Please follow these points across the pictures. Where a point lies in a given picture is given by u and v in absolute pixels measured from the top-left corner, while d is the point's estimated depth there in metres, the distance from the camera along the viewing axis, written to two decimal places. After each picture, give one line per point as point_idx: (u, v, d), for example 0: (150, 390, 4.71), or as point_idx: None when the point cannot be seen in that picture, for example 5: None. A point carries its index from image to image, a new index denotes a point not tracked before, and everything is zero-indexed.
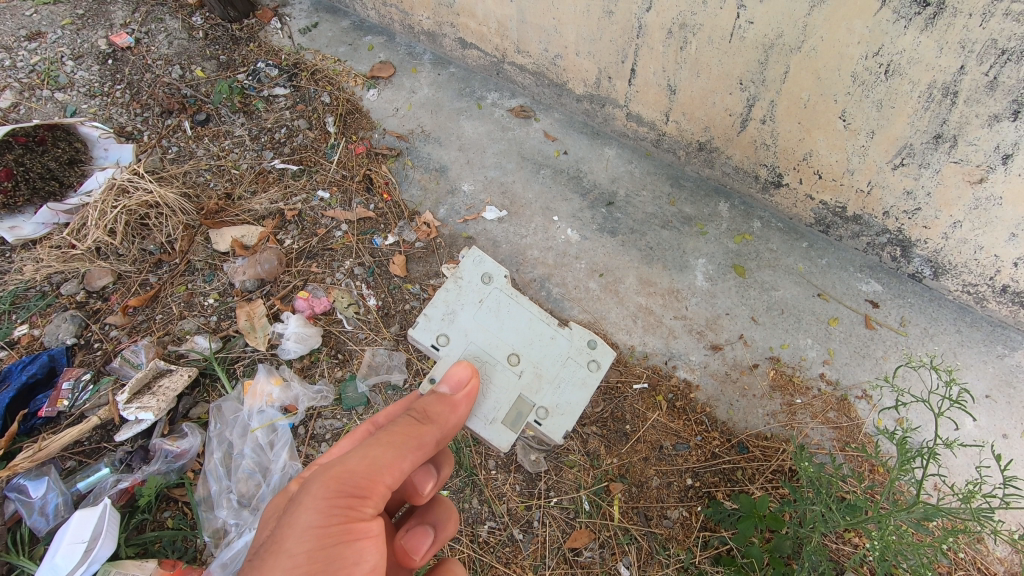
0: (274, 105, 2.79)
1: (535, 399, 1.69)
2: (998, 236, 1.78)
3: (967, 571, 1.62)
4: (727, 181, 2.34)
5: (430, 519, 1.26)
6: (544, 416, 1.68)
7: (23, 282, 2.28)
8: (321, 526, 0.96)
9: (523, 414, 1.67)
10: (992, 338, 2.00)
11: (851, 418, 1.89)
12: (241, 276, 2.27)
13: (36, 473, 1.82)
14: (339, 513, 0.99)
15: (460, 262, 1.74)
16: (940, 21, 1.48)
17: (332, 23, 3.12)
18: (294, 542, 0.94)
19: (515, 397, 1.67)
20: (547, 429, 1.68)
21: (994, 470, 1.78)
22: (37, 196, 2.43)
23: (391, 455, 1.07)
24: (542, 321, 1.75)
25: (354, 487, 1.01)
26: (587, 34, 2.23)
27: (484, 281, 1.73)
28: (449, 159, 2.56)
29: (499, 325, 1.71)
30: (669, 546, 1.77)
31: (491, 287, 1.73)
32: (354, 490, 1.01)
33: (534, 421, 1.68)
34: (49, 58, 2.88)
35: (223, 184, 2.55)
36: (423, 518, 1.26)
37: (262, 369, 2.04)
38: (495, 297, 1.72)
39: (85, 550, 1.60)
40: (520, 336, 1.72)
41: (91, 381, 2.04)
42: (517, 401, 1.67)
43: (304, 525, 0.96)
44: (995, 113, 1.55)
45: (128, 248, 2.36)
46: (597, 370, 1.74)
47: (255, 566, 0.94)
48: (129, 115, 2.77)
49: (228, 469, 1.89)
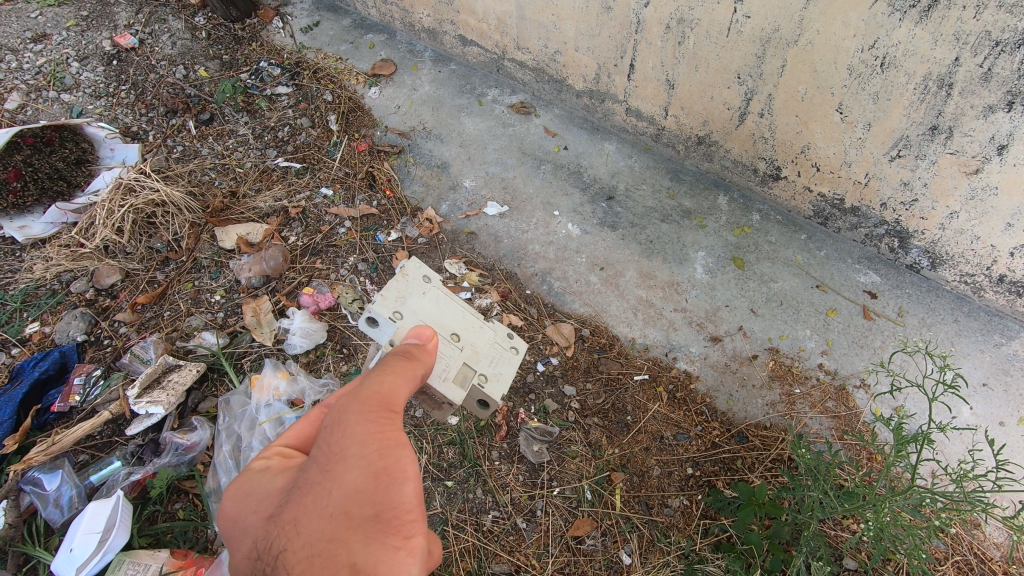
0: (277, 104, 2.81)
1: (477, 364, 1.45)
2: (994, 227, 1.79)
3: (963, 555, 1.64)
4: (726, 174, 2.35)
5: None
6: (491, 388, 1.45)
7: (34, 281, 2.32)
8: (376, 434, 0.80)
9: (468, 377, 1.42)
10: (990, 327, 2.01)
11: (849, 408, 1.91)
12: (247, 273, 2.30)
13: (50, 467, 1.86)
14: (387, 439, 0.80)
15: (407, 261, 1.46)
16: (935, 14, 1.50)
17: (334, 21, 3.16)
18: (357, 449, 0.76)
19: (460, 364, 1.42)
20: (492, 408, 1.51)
21: (987, 453, 1.81)
22: (46, 196, 2.48)
23: (408, 393, 0.96)
24: (452, 293, 1.48)
25: (389, 402, 0.88)
26: (586, 29, 2.25)
27: (427, 274, 1.46)
28: (450, 156, 2.59)
29: (430, 307, 1.43)
30: (670, 534, 1.79)
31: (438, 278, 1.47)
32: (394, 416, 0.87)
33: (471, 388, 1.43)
34: (55, 60, 2.92)
35: (227, 182, 2.59)
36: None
37: (268, 365, 2.05)
38: (413, 282, 1.44)
39: (100, 541, 1.64)
40: (451, 311, 1.46)
41: (102, 377, 2.09)
42: (461, 369, 1.42)
43: (355, 456, 0.75)
44: (990, 104, 1.57)
45: (136, 246, 2.40)
46: (523, 353, 1.55)
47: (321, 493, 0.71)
48: (134, 115, 2.80)
49: (237, 462, 1.91)
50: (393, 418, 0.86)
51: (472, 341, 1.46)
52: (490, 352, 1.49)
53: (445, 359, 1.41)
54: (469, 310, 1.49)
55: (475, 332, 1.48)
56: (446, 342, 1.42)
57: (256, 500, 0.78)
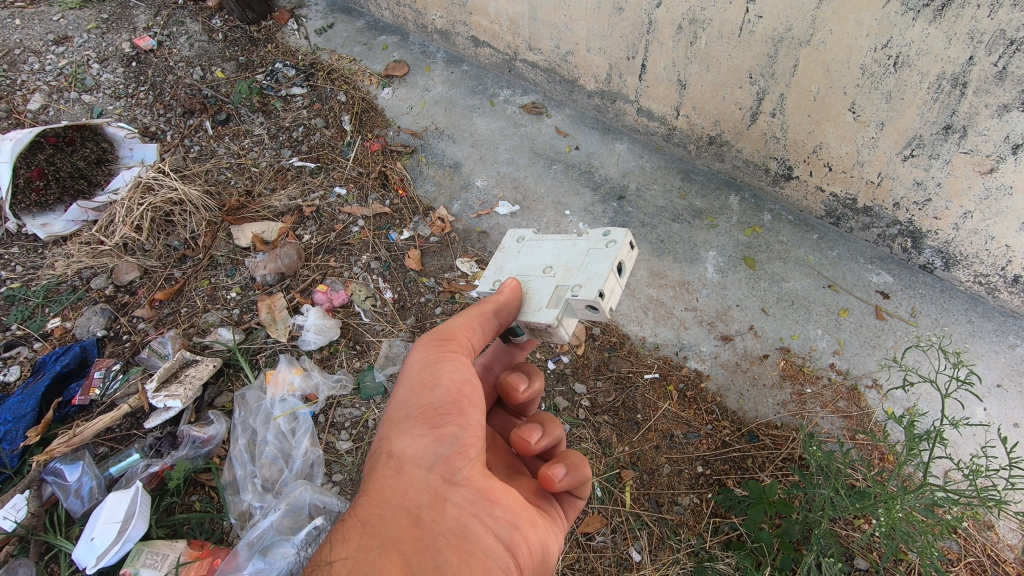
0: (291, 104, 2.85)
1: (568, 282, 1.24)
2: (1009, 226, 1.78)
3: (977, 556, 1.63)
4: (738, 174, 2.35)
5: (537, 419, 1.28)
6: (587, 291, 1.18)
7: (55, 277, 2.38)
8: (422, 357, 1.15)
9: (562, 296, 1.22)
10: (1005, 328, 2.00)
11: (861, 408, 1.90)
12: (262, 270, 2.34)
13: (72, 458, 1.90)
14: (430, 360, 1.14)
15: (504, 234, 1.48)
16: (949, 13, 1.51)
17: (348, 23, 3.20)
18: (409, 371, 1.15)
19: (553, 288, 1.25)
20: (607, 310, 1.18)
21: (1000, 451, 1.79)
22: (67, 195, 2.53)
23: (479, 323, 1.20)
24: (545, 236, 1.38)
25: (443, 332, 1.18)
26: (598, 30, 2.27)
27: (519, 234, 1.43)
28: (462, 155, 2.62)
29: (524, 259, 1.36)
30: (680, 532, 1.80)
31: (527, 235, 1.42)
32: (448, 347, 1.16)
33: (571, 301, 1.20)
34: (76, 61, 2.98)
35: (243, 182, 2.63)
36: (534, 418, 1.28)
37: (283, 360, 2.10)
38: (508, 248, 1.42)
39: (120, 531, 1.68)
40: (545, 251, 1.35)
41: (121, 371, 2.12)
42: (554, 292, 1.24)
43: (404, 380, 1.14)
44: (1005, 104, 1.56)
45: (154, 244, 2.44)
46: (625, 241, 1.24)
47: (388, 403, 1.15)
48: (153, 116, 2.86)
49: (252, 455, 1.94)
50: (445, 346, 1.16)
51: (565, 263, 1.28)
52: (584, 260, 1.25)
53: (536, 290, 1.27)
54: (562, 241, 1.34)
55: (568, 252, 1.30)
56: (537, 277, 1.29)
57: None
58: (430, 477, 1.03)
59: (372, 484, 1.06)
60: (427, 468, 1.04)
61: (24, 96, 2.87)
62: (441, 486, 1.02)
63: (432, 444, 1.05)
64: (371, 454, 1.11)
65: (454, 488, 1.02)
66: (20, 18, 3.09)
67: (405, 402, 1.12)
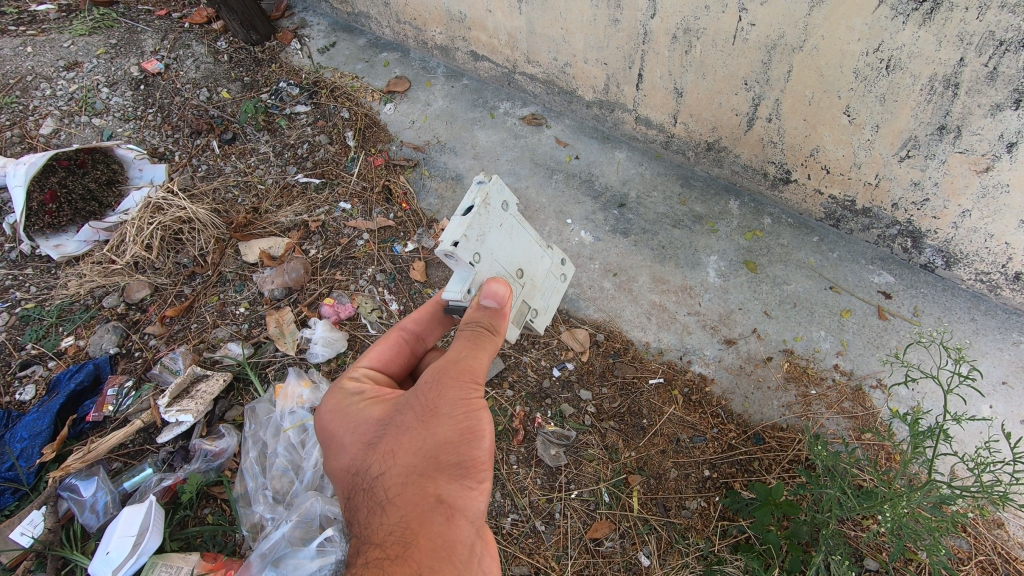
0: (296, 122, 2.91)
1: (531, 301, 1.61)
2: (1008, 224, 1.79)
3: (987, 554, 1.62)
4: (737, 179, 2.38)
5: None
6: (539, 319, 1.66)
7: (69, 297, 2.42)
8: (466, 399, 1.14)
9: (525, 315, 1.58)
10: (1008, 326, 2.00)
11: (866, 408, 1.91)
12: (270, 285, 2.38)
13: (87, 473, 1.94)
14: (472, 405, 1.14)
15: (489, 184, 1.40)
16: (938, 16, 1.53)
17: (349, 42, 3.26)
18: (449, 409, 1.12)
19: (521, 302, 1.55)
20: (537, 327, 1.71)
21: (1004, 446, 1.80)
22: (79, 216, 2.60)
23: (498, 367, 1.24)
24: (522, 226, 1.54)
25: (477, 375, 1.18)
26: (595, 42, 2.31)
27: (505, 204, 1.46)
28: (464, 167, 2.66)
29: (505, 243, 1.47)
30: (689, 536, 1.81)
31: (509, 214, 1.48)
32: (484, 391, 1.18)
33: (528, 321, 1.61)
34: (86, 86, 3.06)
35: (250, 199, 2.68)
36: None
37: (292, 373, 2.12)
38: (493, 217, 1.41)
39: (134, 544, 1.71)
40: (518, 249, 1.53)
41: (133, 388, 2.16)
42: (520, 307, 1.56)
43: (449, 420, 1.11)
44: (997, 103, 1.58)
45: (164, 262, 2.49)
46: (568, 281, 1.81)
47: (421, 438, 1.10)
48: (161, 137, 2.93)
49: (263, 467, 1.97)
50: (482, 392, 1.17)
51: (530, 277, 1.60)
52: (542, 284, 1.66)
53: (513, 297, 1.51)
54: (531, 245, 1.59)
55: (535, 265, 1.62)
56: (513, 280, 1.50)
57: (359, 422, 1.20)
58: (472, 529, 1.07)
59: (415, 525, 1.02)
60: (471, 521, 1.07)
61: (36, 121, 2.94)
62: (475, 539, 1.07)
63: (477, 497, 1.09)
64: (397, 489, 1.07)
65: (480, 541, 1.09)
66: (31, 45, 3.17)
67: (451, 444, 1.10)
